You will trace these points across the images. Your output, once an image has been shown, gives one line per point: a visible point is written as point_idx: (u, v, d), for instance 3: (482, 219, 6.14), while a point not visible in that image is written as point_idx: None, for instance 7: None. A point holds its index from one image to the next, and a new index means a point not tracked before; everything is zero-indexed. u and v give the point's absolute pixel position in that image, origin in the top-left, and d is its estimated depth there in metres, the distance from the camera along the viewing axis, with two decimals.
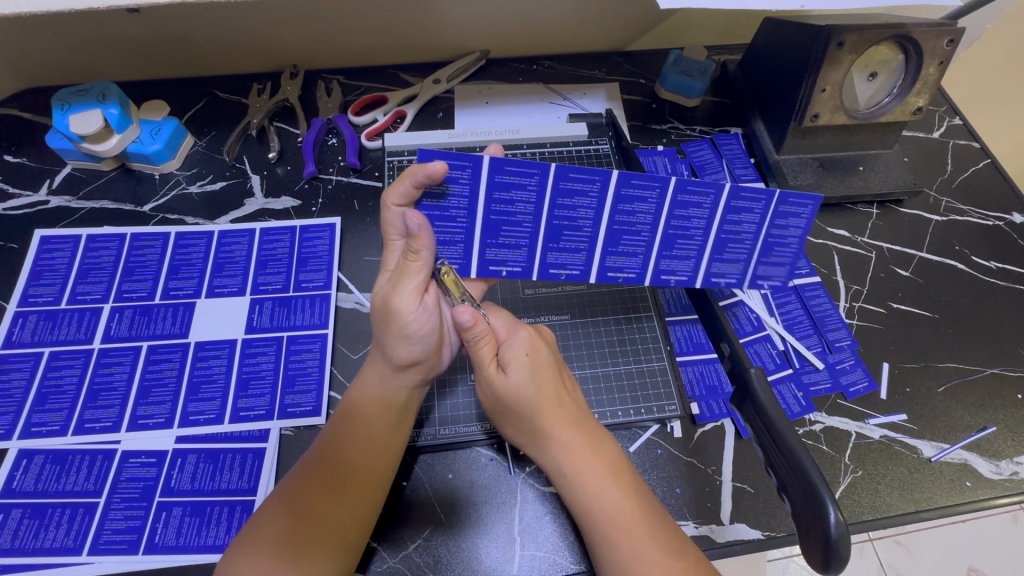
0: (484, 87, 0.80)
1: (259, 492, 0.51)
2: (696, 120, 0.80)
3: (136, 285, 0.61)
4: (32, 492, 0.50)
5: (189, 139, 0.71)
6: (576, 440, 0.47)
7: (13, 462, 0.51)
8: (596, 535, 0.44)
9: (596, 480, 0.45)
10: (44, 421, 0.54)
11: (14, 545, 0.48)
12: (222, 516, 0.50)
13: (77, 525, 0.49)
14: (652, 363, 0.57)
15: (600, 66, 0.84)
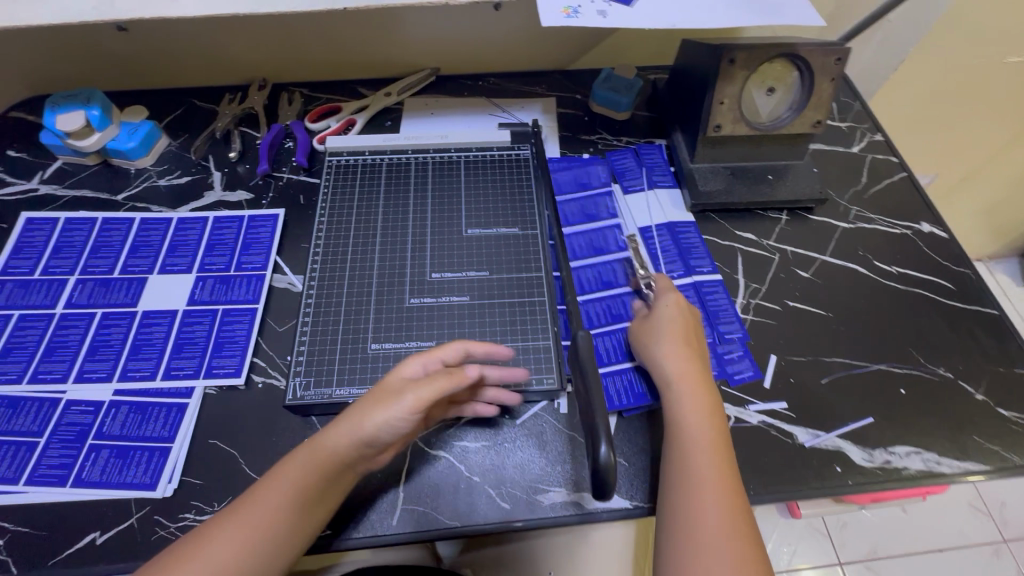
0: (431, 101, 0.89)
1: (177, 441, 0.58)
2: (624, 132, 0.87)
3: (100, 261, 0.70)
4: None
5: (164, 139, 0.81)
6: (712, 443, 0.52)
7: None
8: (685, 522, 0.48)
9: (715, 483, 0.49)
10: (5, 370, 0.62)
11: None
12: (142, 458, 0.57)
13: (18, 459, 0.57)
14: (538, 341, 0.61)
15: (542, 82, 0.92)
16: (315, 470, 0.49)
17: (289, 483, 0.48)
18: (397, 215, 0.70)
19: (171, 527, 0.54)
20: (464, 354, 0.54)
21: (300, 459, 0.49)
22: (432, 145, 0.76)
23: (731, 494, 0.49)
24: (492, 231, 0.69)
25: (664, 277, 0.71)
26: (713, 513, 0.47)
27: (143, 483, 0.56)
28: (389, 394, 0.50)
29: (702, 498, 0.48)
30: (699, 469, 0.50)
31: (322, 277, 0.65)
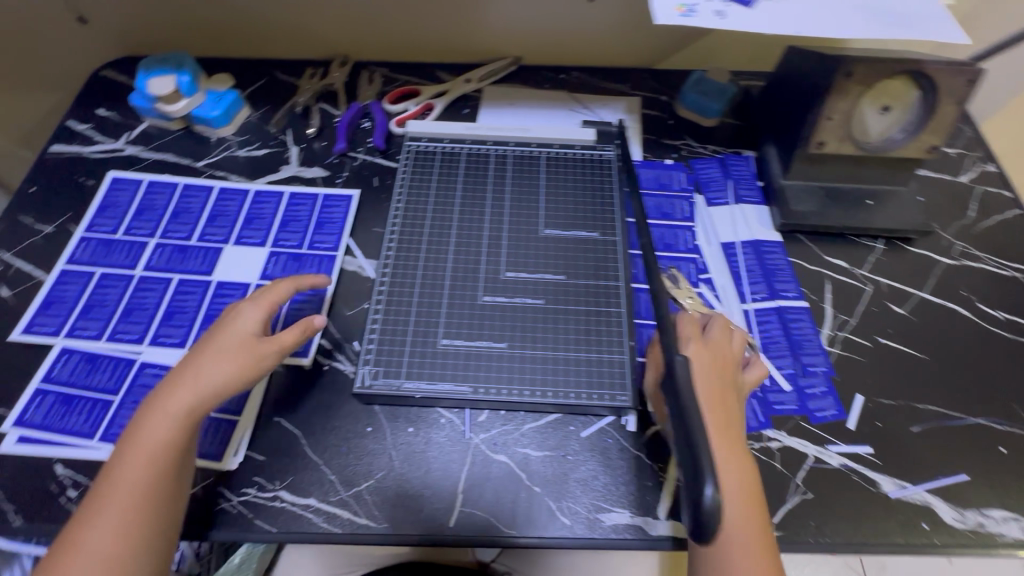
0: (511, 90, 0.86)
1: (243, 415, 0.58)
2: (710, 139, 0.82)
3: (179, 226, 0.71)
4: (66, 381, 0.60)
5: (246, 110, 0.82)
6: (732, 457, 0.49)
7: (55, 356, 0.61)
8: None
9: (746, 501, 0.48)
10: (86, 327, 0.63)
11: (44, 422, 0.58)
12: (210, 428, 0.57)
13: (94, 415, 0.58)
14: (613, 354, 0.59)
15: (626, 80, 0.88)
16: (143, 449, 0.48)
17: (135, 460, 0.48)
18: (474, 209, 0.68)
19: (234, 500, 0.55)
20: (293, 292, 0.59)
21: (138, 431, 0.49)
22: (513, 138, 0.74)
23: (754, 505, 0.48)
24: (570, 234, 0.66)
25: (746, 298, 0.67)
26: (740, 529, 0.47)
27: (209, 453, 0.56)
28: (250, 347, 0.53)
29: (735, 517, 0.47)
30: (727, 490, 0.48)
31: (395, 264, 0.64)
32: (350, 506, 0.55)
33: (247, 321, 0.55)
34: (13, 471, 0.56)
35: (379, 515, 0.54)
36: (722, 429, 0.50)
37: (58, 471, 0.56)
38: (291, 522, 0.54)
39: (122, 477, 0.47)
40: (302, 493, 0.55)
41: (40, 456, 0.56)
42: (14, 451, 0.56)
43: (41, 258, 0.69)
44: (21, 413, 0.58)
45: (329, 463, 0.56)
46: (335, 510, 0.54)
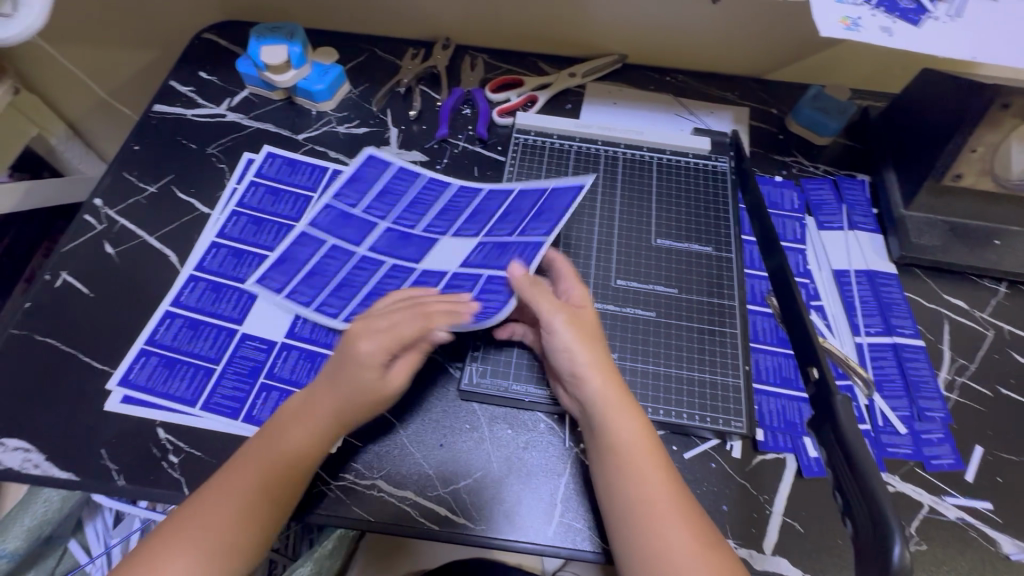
0: (615, 89, 0.83)
1: None
2: (822, 158, 0.78)
3: (279, 200, 0.71)
4: (169, 346, 0.60)
5: (347, 86, 0.80)
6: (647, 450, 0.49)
7: (159, 319, 0.62)
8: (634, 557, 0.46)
9: (662, 506, 0.47)
10: (190, 295, 0.63)
11: (147, 385, 0.58)
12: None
13: (196, 382, 0.58)
14: (726, 377, 0.57)
15: (733, 89, 0.84)
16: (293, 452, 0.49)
17: (283, 453, 0.49)
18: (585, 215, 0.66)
19: (332, 484, 0.54)
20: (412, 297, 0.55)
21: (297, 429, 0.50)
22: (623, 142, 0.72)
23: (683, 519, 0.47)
24: (682, 246, 0.64)
25: (860, 331, 0.64)
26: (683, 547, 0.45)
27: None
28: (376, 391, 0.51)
29: (654, 518, 0.46)
30: (650, 494, 0.47)
31: None
32: (447, 503, 0.54)
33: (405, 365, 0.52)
34: (116, 431, 0.56)
35: (475, 515, 0.53)
36: (629, 422, 0.50)
37: (160, 435, 0.56)
38: (388, 513, 0.53)
39: (262, 465, 0.48)
40: (399, 484, 0.54)
41: (145, 419, 0.56)
42: (119, 411, 0.57)
43: (144, 219, 0.70)
44: (125, 374, 0.59)
45: (426, 457, 0.56)
46: (432, 505, 0.54)
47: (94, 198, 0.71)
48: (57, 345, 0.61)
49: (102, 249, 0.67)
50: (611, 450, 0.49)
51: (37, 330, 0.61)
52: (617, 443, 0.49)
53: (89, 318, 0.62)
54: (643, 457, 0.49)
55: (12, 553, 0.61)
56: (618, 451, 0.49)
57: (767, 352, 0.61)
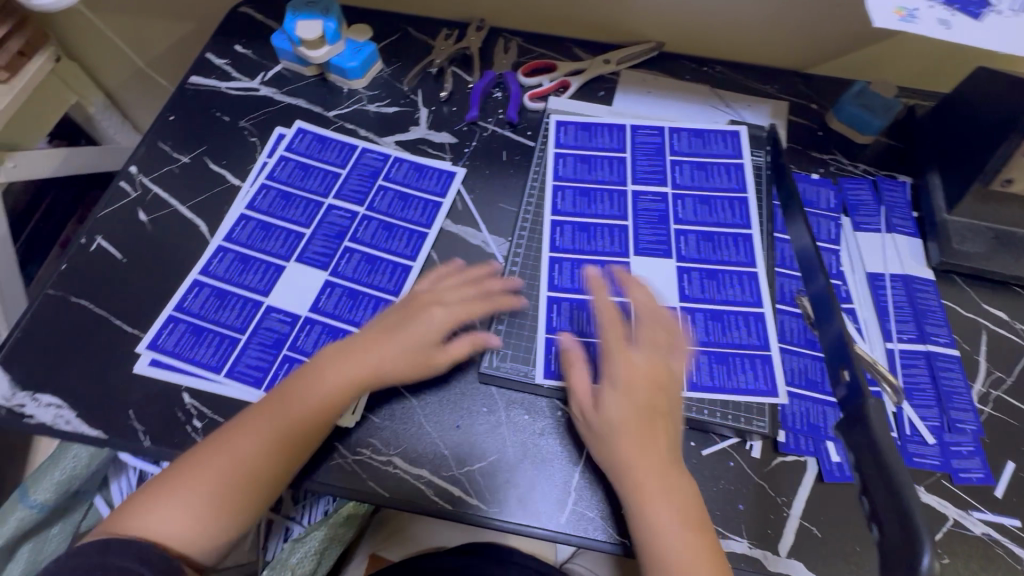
0: (649, 77, 0.81)
1: None
2: (862, 158, 0.75)
3: (308, 176, 0.71)
4: (197, 314, 0.61)
5: (379, 65, 0.80)
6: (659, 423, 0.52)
7: (188, 287, 0.63)
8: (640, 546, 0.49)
9: (669, 466, 0.51)
10: (219, 265, 0.64)
11: (174, 350, 0.59)
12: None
13: (222, 350, 0.59)
14: (752, 376, 0.57)
15: (773, 81, 0.81)
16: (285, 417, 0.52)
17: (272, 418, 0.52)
18: (613, 208, 0.67)
19: (349, 458, 0.55)
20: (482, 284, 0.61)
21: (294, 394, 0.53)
22: (662, 132, 0.72)
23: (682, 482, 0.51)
24: (712, 243, 0.64)
25: (892, 337, 0.62)
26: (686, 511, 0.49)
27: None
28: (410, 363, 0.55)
29: (670, 484, 0.50)
30: (664, 462, 0.51)
31: (527, 247, 0.65)
32: (461, 484, 0.54)
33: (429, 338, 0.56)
34: (144, 393, 0.57)
35: (488, 498, 0.54)
36: (642, 394, 0.52)
37: (186, 401, 0.57)
38: (404, 489, 0.54)
39: (283, 409, 0.52)
40: (415, 463, 0.55)
41: (172, 383, 0.58)
42: (147, 374, 0.58)
43: (177, 188, 0.71)
44: (155, 338, 0.60)
45: (443, 438, 0.56)
46: (447, 486, 0.54)
47: (129, 166, 0.72)
48: (91, 307, 0.62)
49: (136, 216, 0.68)
50: (619, 425, 0.51)
51: (72, 292, 0.63)
52: (621, 419, 0.52)
53: (121, 284, 0.64)
54: (657, 429, 0.52)
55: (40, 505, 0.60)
56: (627, 425, 0.51)
57: (794, 353, 0.59)
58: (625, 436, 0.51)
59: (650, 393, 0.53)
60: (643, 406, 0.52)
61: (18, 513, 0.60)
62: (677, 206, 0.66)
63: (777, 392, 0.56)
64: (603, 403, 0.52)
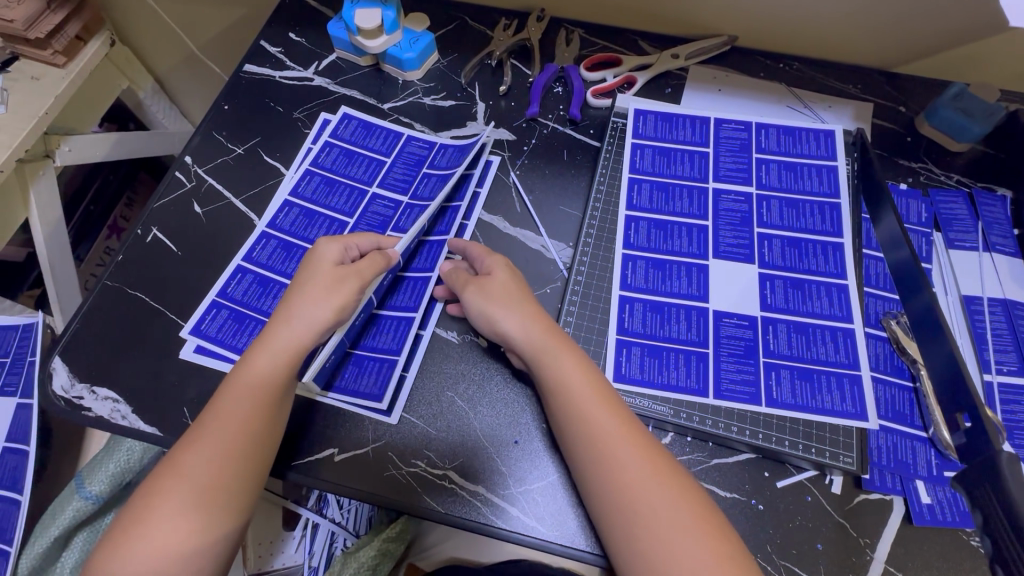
0: (720, 74, 0.76)
1: (412, 368, 0.57)
2: (956, 168, 0.69)
3: (351, 162, 0.70)
4: (238, 300, 0.61)
5: (435, 56, 0.77)
6: (604, 401, 0.48)
7: (231, 273, 0.63)
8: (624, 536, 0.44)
9: (619, 438, 0.47)
10: (260, 252, 0.64)
11: (217, 336, 0.59)
12: (375, 370, 0.56)
13: None
14: (836, 405, 0.53)
15: (856, 81, 0.75)
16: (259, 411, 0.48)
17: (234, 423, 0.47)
18: (693, 207, 0.63)
19: (404, 470, 0.53)
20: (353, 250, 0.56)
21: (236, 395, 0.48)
22: (749, 127, 0.67)
23: (650, 454, 0.46)
24: (792, 256, 0.60)
25: (989, 368, 0.57)
26: (651, 479, 0.45)
27: (379, 403, 0.55)
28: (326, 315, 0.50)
29: (609, 449, 0.46)
30: (599, 430, 0.47)
31: (594, 253, 0.61)
32: (516, 503, 0.52)
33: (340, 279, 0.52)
34: (199, 392, 0.57)
35: (537, 517, 0.51)
36: (566, 358, 0.50)
37: None
38: (455, 503, 0.52)
39: (245, 394, 0.48)
40: (471, 478, 0.53)
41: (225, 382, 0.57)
42: (202, 373, 0.57)
43: (230, 180, 0.69)
44: (196, 322, 0.60)
45: (500, 454, 0.54)
46: (503, 505, 0.52)
47: (184, 156, 0.71)
48: (146, 300, 0.62)
49: (190, 209, 0.67)
50: (553, 386, 0.49)
51: (128, 284, 0.63)
52: (548, 378, 0.49)
53: (175, 277, 0.63)
54: (584, 391, 0.49)
55: (97, 496, 0.61)
56: (528, 343, 0.51)
57: (886, 383, 0.55)
58: (511, 295, 0.53)
59: (552, 343, 0.51)
60: (514, 277, 0.55)
61: (74, 504, 0.61)
62: (762, 208, 0.62)
63: (870, 411, 0.52)
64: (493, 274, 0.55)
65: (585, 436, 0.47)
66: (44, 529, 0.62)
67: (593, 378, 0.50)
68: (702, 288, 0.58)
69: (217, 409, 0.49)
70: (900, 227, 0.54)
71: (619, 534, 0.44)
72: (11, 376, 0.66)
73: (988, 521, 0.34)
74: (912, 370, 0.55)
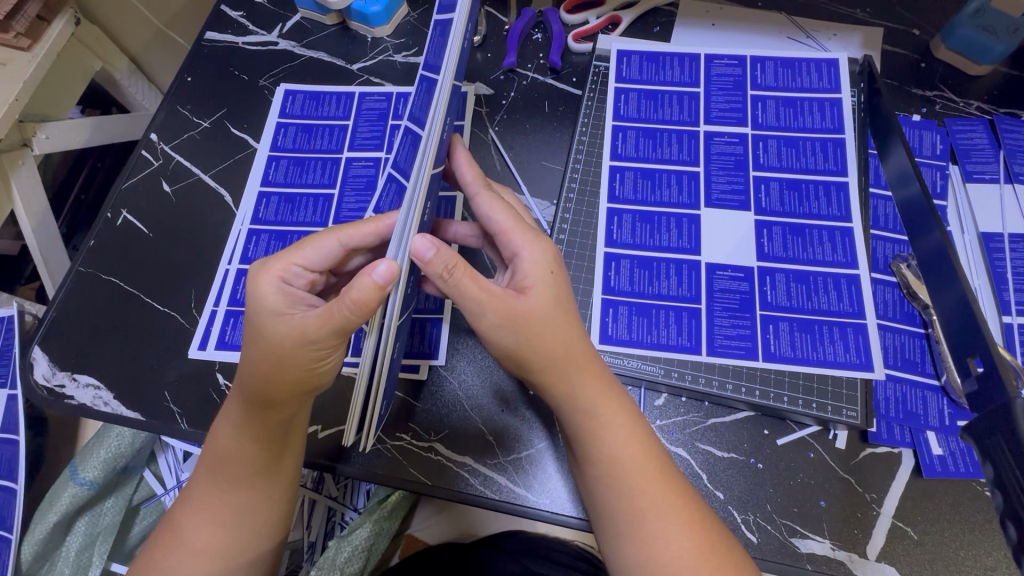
0: (714, 6, 0.67)
1: (447, 310, 0.56)
2: (976, 93, 0.63)
3: (313, 137, 0.66)
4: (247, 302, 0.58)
5: (404, 8, 0.71)
6: (608, 399, 0.44)
7: (234, 279, 0.59)
8: (623, 536, 0.42)
9: (637, 473, 0.42)
10: (255, 248, 0.60)
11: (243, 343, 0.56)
12: (426, 328, 0.55)
13: None
14: (838, 358, 0.49)
15: (866, 3, 0.67)
16: (242, 423, 0.44)
17: (227, 441, 0.45)
18: (682, 152, 0.58)
19: (390, 443, 0.52)
20: (340, 246, 0.45)
21: (230, 405, 0.45)
22: (743, 62, 0.62)
23: (671, 489, 0.42)
24: (793, 204, 0.55)
25: (1009, 309, 0.53)
26: (668, 522, 0.41)
27: (426, 350, 0.54)
28: (297, 372, 0.41)
29: (627, 485, 0.42)
30: (618, 466, 0.42)
31: (577, 208, 0.57)
32: (505, 472, 0.50)
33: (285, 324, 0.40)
34: (178, 375, 0.56)
35: (526, 488, 0.50)
36: (593, 389, 0.44)
37: (220, 381, 0.55)
38: (445, 477, 0.50)
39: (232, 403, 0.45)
40: (458, 450, 0.51)
41: (203, 365, 0.56)
42: (180, 355, 0.56)
43: (199, 157, 0.67)
44: (206, 339, 0.57)
45: (489, 424, 0.52)
46: (493, 474, 0.50)
47: (150, 133, 0.68)
48: (120, 284, 0.60)
49: (159, 187, 0.65)
50: (576, 417, 0.43)
51: (101, 269, 0.61)
52: (572, 409, 0.43)
53: (148, 260, 0.61)
54: (608, 420, 0.43)
55: (92, 482, 0.62)
56: (547, 375, 0.43)
57: (893, 330, 0.51)
58: (547, 329, 0.42)
59: (581, 372, 0.43)
60: (556, 297, 0.43)
61: (70, 490, 0.62)
62: (758, 149, 0.58)
63: (879, 361, 0.49)
64: (528, 292, 0.43)
65: (599, 472, 0.42)
66: (43, 516, 0.63)
67: (622, 407, 0.44)
68: (693, 240, 0.54)
69: (216, 426, 0.46)
70: (911, 161, 0.49)
71: (618, 541, 0.42)
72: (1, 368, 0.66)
73: (998, 478, 0.30)
74: (924, 315, 0.51)
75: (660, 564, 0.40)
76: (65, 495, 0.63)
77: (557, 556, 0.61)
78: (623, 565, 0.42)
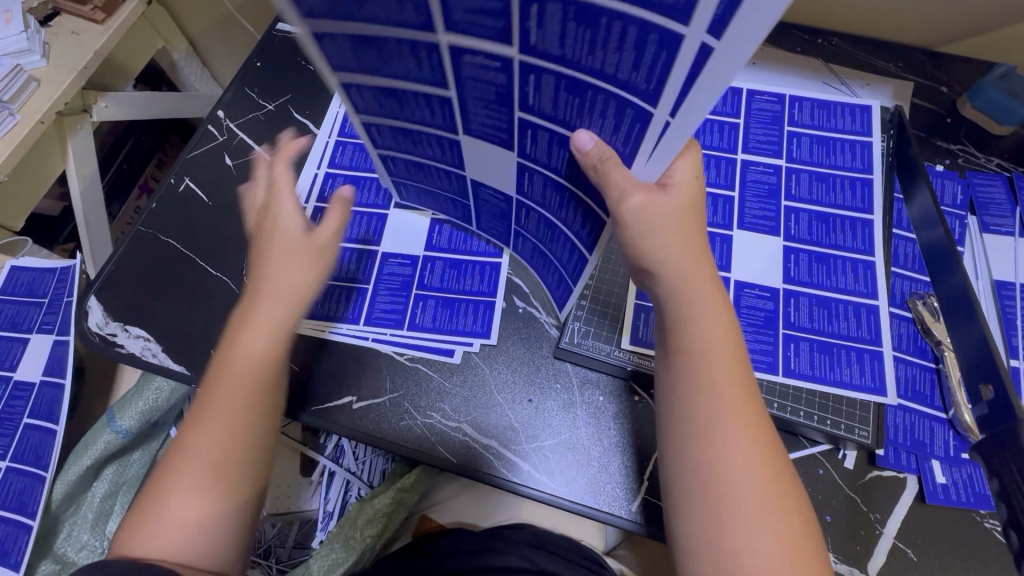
0: (755, 47, 0.72)
1: (497, 297, 0.59)
2: (997, 151, 0.67)
3: None
4: None
5: None
6: (712, 301, 0.44)
7: None
8: (696, 437, 0.41)
9: (723, 382, 0.42)
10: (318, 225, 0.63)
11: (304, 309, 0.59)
12: (468, 310, 0.59)
13: (349, 299, 0.59)
14: (854, 380, 0.52)
15: (898, 59, 0.72)
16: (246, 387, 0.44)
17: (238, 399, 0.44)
18: (720, 177, 0.62)
19: (419, 421, 0.54)
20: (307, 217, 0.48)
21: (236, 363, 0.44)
22: (783, 100, 0.66)
23: (752, 410, 0.41)
24: (819, 234, 0.59)
25: (1016, 353, 0.56)
26: (744, 494, 0.39)
27: (473, 329, 0.58)
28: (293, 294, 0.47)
29: (714, 382, 0.42)
30: (709, 360, 0.42)
31: None
32: (530, 459, 0.53)
33: (301, 273, 0.47)
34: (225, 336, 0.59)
35: (545, 475, 0.52)
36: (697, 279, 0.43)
37: None
38: (471, 457, 0.53)
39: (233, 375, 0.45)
40: (485, 431, 0.54)
41: None
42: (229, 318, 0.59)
43: (261, 135, 0.71)
44: None
45: (516, 410, 0.55)
46: (521, 457, 0.53)
47: (217, 110, 0.72)
48: (177, 246, 0.63)
49: (222, 161, 0.69)
50: (676, 309, 0.43)
51: (161, 231, 0.64)
52: (671, 300, 0.43)
53: (206, 226, 0.65)
54: (721, 372, 0.42)
55: (127, 430, 0.69)
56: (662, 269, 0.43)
57: (906, 361, 0.54)
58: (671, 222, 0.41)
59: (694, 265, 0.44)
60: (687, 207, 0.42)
61: (106, 435, 0.68)
62: (791, 180, 0.61)
63: (892, 387, 0.52)
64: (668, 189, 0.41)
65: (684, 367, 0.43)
66: (78, 459, 0.70)
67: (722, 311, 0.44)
68: (725, 257, 0.58)
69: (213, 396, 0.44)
70: (935, 206, 0.55)
71: (690, 448, 0.41)
72: (49, 316, 0.69)
73: (1005, 491, 0.33)
74: (936, 350, 0.54)
75: (723, 469, 0.39)
76: (100, 440, 0.70)
77: (567, 552, 0.61)
78: (684, 472, 0.41)
